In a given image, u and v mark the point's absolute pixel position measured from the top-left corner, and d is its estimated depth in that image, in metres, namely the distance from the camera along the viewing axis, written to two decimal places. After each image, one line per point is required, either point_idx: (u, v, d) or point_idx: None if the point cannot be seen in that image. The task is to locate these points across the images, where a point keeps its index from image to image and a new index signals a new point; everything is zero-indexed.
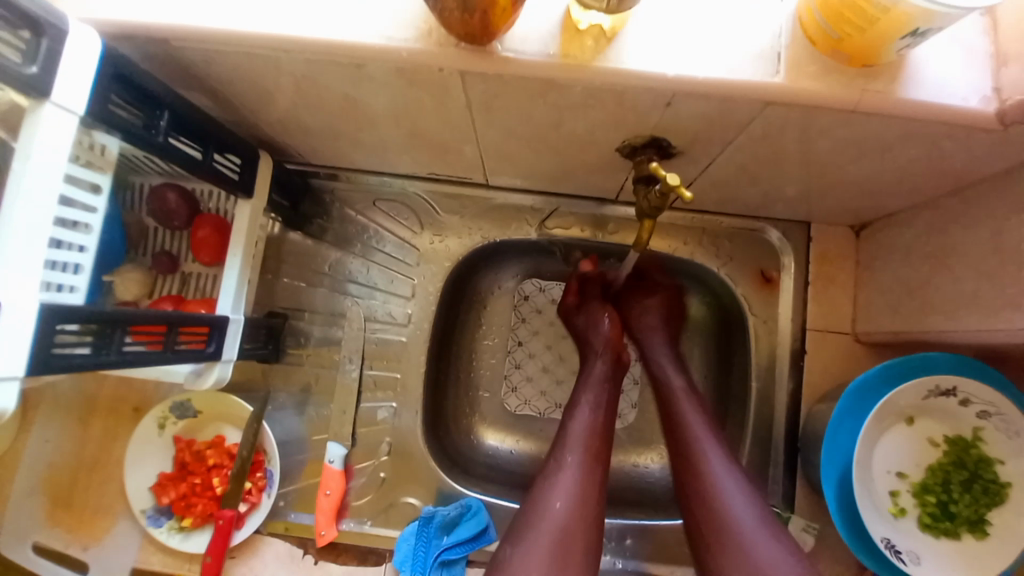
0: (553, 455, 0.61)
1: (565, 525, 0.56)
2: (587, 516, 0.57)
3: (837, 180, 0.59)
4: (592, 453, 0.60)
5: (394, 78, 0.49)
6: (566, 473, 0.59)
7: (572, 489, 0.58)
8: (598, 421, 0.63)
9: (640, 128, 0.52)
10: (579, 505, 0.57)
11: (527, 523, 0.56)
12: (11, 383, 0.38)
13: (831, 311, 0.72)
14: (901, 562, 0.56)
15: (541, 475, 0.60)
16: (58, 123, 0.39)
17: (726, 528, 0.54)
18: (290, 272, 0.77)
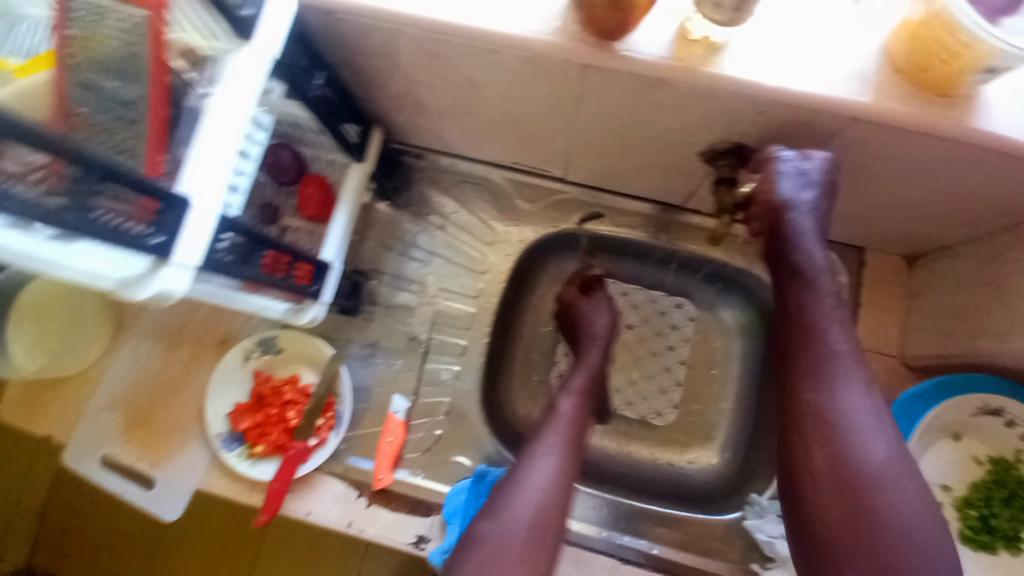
0: (541, 436, 0.65)
1: (542, 501, 0.59)
2: (560, 500, 0.60)
3: (900, 204, 0.64)
4: (573, 437, 0.66)
5: (521, 66, 0.56)
6: (552, 454, 0.63)
7: (554, 467, 0.62)
8: (581, 404, 0.70)
9: (728, 133, 0.58)
10: (556, 483, 0.61)
11: (509, 492, 0.59)
12: (185, 270, 0.44)
13: (880, 332, 0.75)
14: None
15: (525, 452, 0.64)
16: (256, 59, 0.46)
17: (827, 413, 0.53)
18: (376, 238, 0.85)
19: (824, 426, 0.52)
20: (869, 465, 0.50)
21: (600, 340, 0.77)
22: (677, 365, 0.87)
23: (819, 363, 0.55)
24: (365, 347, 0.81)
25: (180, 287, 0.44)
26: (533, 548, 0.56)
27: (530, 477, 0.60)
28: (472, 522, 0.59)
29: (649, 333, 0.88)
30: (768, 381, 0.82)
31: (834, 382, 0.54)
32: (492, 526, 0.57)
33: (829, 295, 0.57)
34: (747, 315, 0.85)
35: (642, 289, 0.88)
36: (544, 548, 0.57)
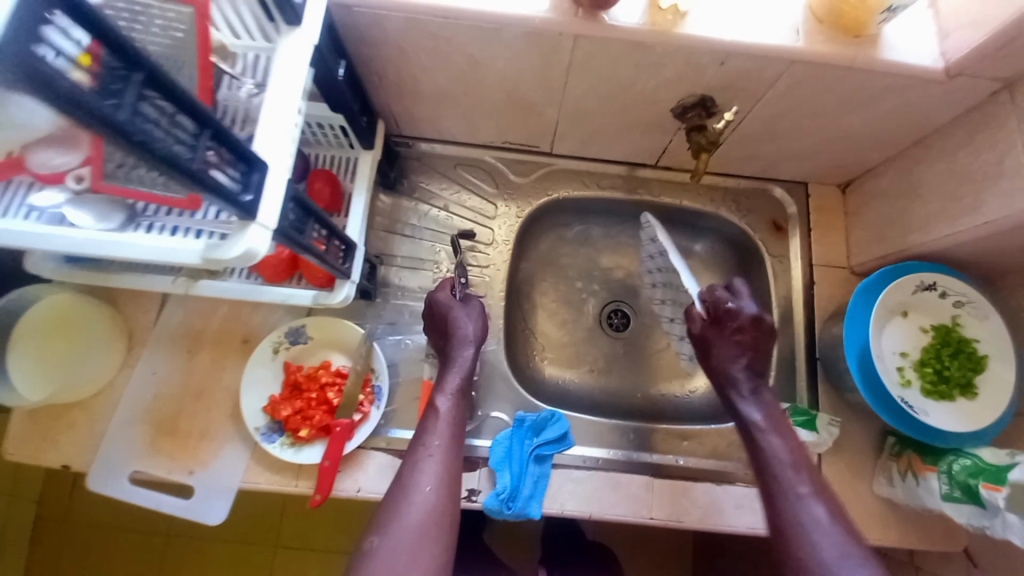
0: (422, 441, 0.70)
1: (433, 505, 0.65)
2: (450, 495, 0.67)
3: (833, 134, 0.79)
4: (454, 438, 0.71)
5: (521, 43, 0.65)
6: (433, 457, 0.68)
7: (437, 473, 0.67)
8: (459, 403, 0.75)
9: (694, 86, 0.71)
10: (443, 485, 0.67)
11: (394, 510, 0.64)
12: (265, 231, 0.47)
13: (831, 248, 0.89)
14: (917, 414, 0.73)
15: (410, 460, 0.69)
16: (305, 41, 0.52)
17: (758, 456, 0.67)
18: (384, 226, 0.90)
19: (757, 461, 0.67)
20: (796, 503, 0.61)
21: (466, 339, 0.78)
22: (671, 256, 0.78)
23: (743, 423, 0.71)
24: (389, 325, 0.86)
25: (264, 245, 0.46)
26: (427, 545, 0.62)
27: (416, 489, 0.66)
28: (365, 539, 0.64)
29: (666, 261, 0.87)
30: None
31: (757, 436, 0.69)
32: (386, 539, 0.62)
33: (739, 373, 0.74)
34: (721, 255, 0.98)
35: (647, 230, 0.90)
36: (431, 544, 0.62)
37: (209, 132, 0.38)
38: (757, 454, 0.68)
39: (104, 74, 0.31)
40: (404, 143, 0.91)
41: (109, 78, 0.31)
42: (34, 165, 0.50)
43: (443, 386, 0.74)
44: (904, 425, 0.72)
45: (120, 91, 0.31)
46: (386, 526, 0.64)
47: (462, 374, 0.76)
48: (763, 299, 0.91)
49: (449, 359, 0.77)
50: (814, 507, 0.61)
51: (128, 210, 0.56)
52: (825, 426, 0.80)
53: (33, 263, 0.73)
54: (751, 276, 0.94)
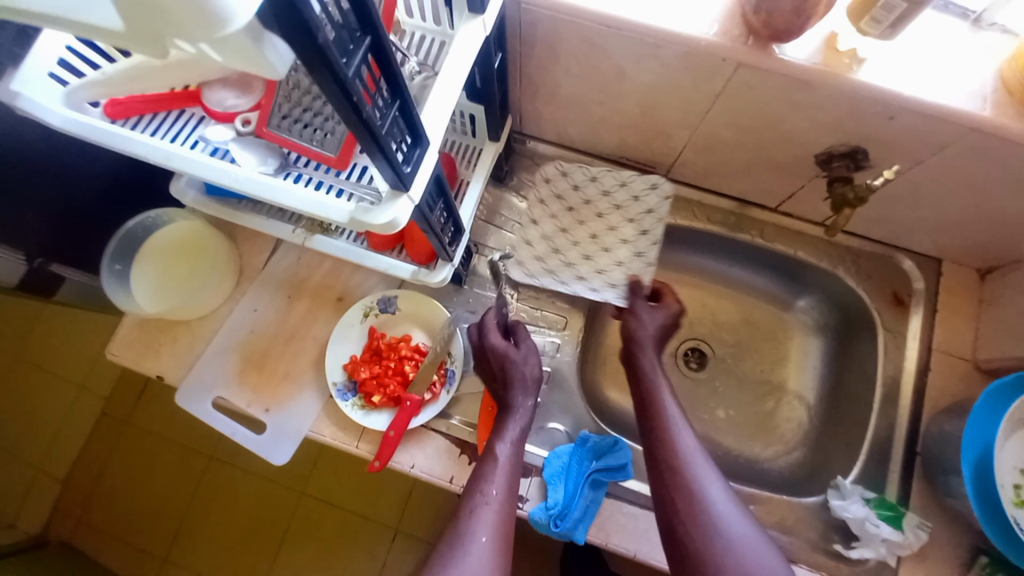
0: (478, 488, 0.66)
1: (490, 554, 0.62)
2: (504, 543, 0.64)
3: (993, 215, 0.71)
4: (511, 486, 0.67)
5: (677, 62, 0.64)
6: (489, 508, 0.64)
7: (493, 525, 0.64)
8: (517, 453, 0.70)
9: (849, 136, 0.66)
10: (500, 535, 0.64)
11: (452, 562, 0.61)
12: (403, 201, 0.48)
13: (955, 335, 0.81)
14: None
15: (464, 509, 0.65)
16: (477, 30, 0.53)
17: (657, 426, 0.70)
18: (485, 218, 0.91)
19: (652, 425, 0.70)
20: (690, 470, 0.65)
21: (527, 388, 0.75)
22: (645, 247, 0.87)
23: (645, 400, 0.73)
24: (470, 313, 0.86)
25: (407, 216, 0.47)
26: None
27: (474, 544, 0.62)
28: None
29: (610, 212, 0.89)
30: (844, 378, 0.88)
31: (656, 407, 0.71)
32: None
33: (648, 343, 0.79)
34: (816, 313, 0.94)
35: (612, 173, 0.88)
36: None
37: (399, 101, 0.41)
38: (655, 421, 0.70)
39: (343, 31, 0.34)
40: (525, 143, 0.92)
41: (348, 36, 0.34)
42: (209, 102, 0.57)
43: (501, 432, 0.71)
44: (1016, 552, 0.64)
45: (352, 48, 0.34)
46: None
47: (521, 424, 0.73)
48: (864, 373, 0.84)
49: (504, 402, 0.74)
50: (717, 491, 0.64)
51: (279, 161, 0.59)
52: (913, 528, 0.72)
53: (177, 188, 0.80)
54: (856, 346, 0.87)
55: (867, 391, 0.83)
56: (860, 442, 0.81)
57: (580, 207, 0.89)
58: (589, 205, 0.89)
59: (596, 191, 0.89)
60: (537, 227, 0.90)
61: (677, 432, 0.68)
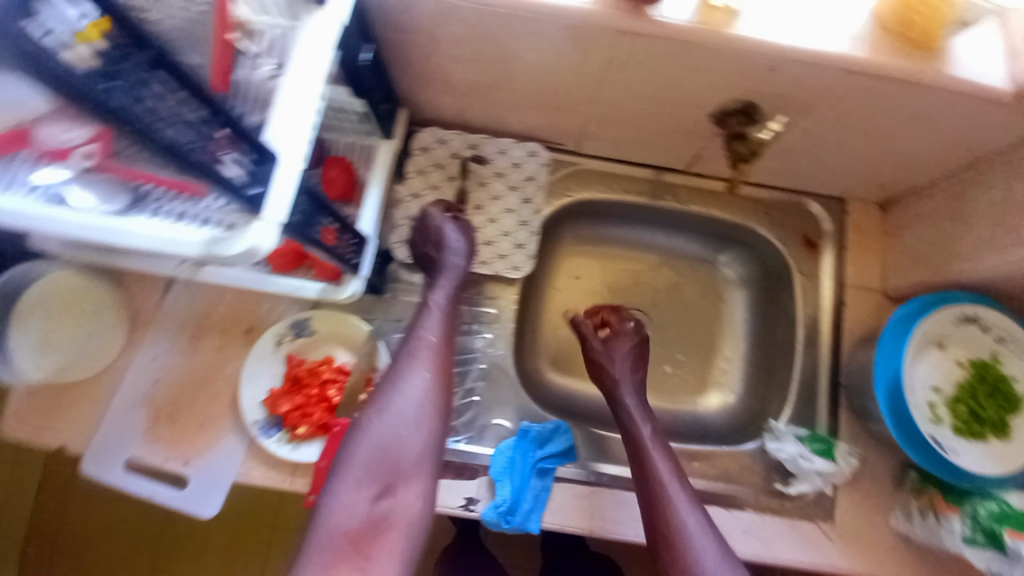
0: (416, 331, 0.69)
1: (426, 390, 0.65)
2: (443, 383, 0.66)
3: (883, 152, 0.74)
4: (446, 332, 0.70)
5: (558, 35, 0.61)
6: (425, 345, 0.67)
7: (430, 360, 0.67)
8: (454, 299, 0.73)
9: (738, 92, 0.66)
10: (436, 382, 0.66)
11: (387, 392, 0.63)
12: (267, 225, 0.43)
13: (864, 270, 0.85)
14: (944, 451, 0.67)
15: (403, 350, 0.68)
16: (323, 25, 0.50)
17: (637, 462, 0.69)
18: (391, 219, 0.83)
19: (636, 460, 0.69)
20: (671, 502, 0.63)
21: (460, 251, 0.75)
22: (528, 215, 0.85)
23: (626, 436, 0.73)
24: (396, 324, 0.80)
25: (267, 242, 0.43)
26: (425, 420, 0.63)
27: (410, 379, 0.65)
28: (357, 416, 0.62)
29: (492, 181, 0.85)
30: (770, 325, 0.91)
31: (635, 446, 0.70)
32: (383, 412, 0.62)
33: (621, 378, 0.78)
34: (738, 268, 0.96)
35: (492, 141, 0.85)
36: (428, 422, 0.63)
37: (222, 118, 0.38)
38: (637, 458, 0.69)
39: (110, 54, 0.33)
40: (419, 130, 0.84)
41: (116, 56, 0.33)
42: (41, 137, 0.45)
43: (434, 284, 0.73)
44: (935, 466, 0.66)
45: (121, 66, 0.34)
46: (382, 401, 0.63)
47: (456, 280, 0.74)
48: (787, 318, 0.87)
49: (439, 262, 0.74)
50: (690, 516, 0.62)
51: (133, 195, 0.50)
52: (843, 456, 0.77)
53: (39, 240, 0.70)
54: (776, 293, 0.90)
55: (790, 335, 0.86)
56: (790, 383, 0.84)
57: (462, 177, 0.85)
58: (470, 174, 0.85)
59: (476, 161, 0.85)
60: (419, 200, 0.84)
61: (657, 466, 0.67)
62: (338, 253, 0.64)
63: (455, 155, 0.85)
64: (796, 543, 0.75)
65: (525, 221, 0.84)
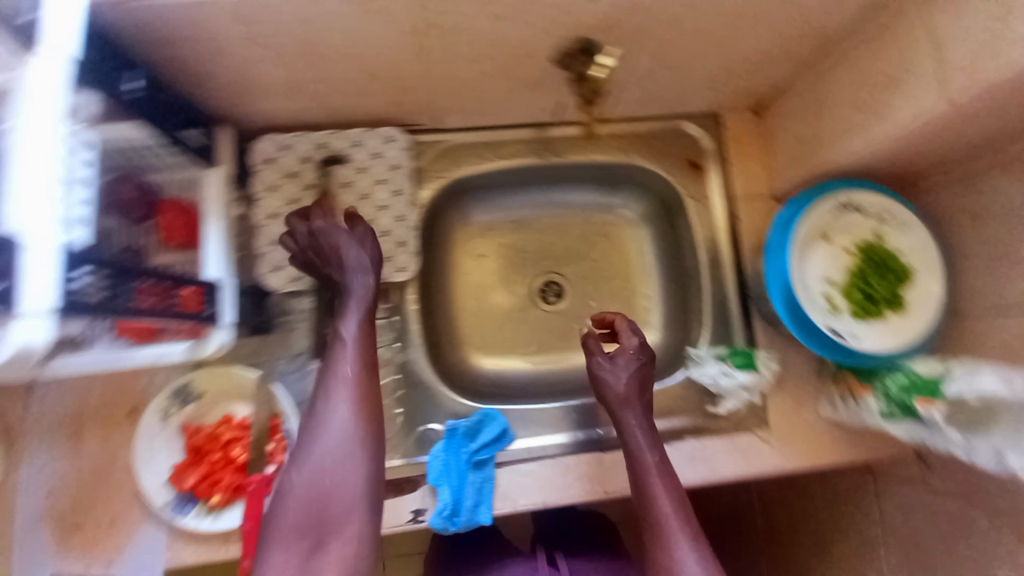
0: (331, 369, 0.61)
1: (347, 432, 0.58)
2: (371, 425, 0.59)
3: (735, 58, 0.71)
4: (366, 365, 0.62)
5: (350, 10, 0.54)
6: (343, 388, 0.60)
7: (348, 400, 0.59)
8: (367, 321, 0.65)
9: (570, 29, 0.61)
10: (359, 420, 0.59)
11: (306, 441, 0.57)
12: (41, 317, 0.40)
13: (752, 178, 0.84)
14: (843, 339, 0.67)
15: (319, 391, 0.61)
16: (44, 66, 0.42)
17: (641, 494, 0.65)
18: (254, 249, 0.73)
19: (638, 492, 0.66)
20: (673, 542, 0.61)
21: (362, 268, 0.67)
22: (404, 208, 0.78)
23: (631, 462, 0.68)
24: (293, 360, 0.73)
25: (36, 337, 0.40)
26: (348, 464, 0.57)
27: (328, 423, 0.58)
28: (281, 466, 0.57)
29: (355, 180, 0.77)
30: (677, 254, 0.90)
31: (641, 476, 0.66)
32: (303, 463, 0.57)
33: (622, 396, 0.72)
34: (637, 206, 0.94)
35: (342, 135, 0.76)
36: (356, 462, 0.57)
37: None
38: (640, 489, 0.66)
39: None
40: (256, 143, 0.74)
41: None
42: None
43: (345, 311, 0.65)
44: (835, 354, 0.67)
45: None
46: (300, 456, 0.57)
47: (365, 301, 0.66)
48: (690, 244, 0.86)
49: (344, 285, 0.66)
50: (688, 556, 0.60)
51: None
52: (764, 363, 0.78)
53: None
54: (674, 221, 0.89)
55: (695, 260, 0.85)
56: (703, 308, 0.84)
57: (321, 182, 0.76)
58: (328, 178, 0.76)
59: (331, 161, 0.76)
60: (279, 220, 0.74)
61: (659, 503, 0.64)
62: (178, 304, 0.59)
63: (306, 161, 0.75)
64: (739, 459, 0.76)
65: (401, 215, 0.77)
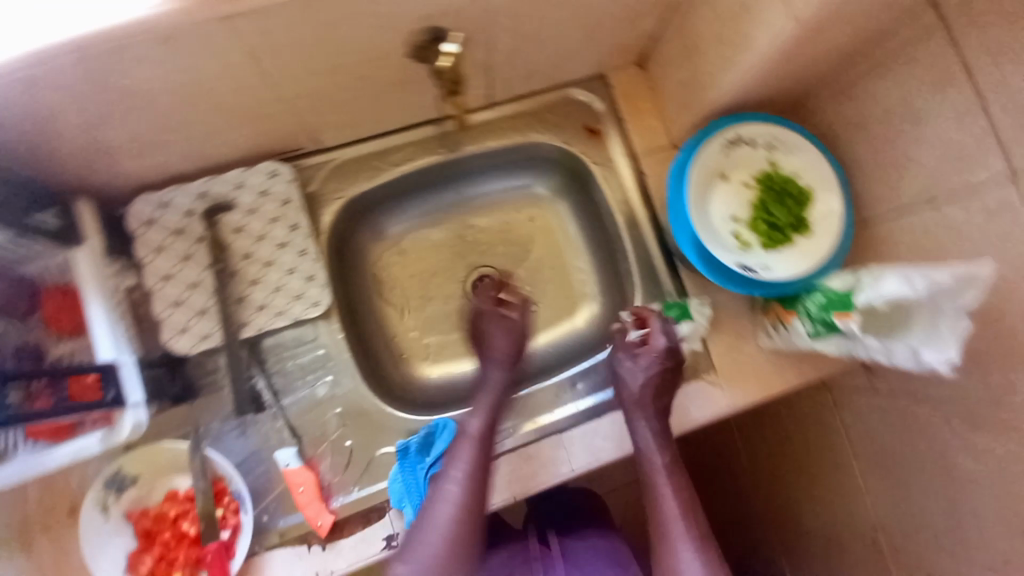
0: (447, 464, 0.66)
1: (450, 528, 0.62)
2: (469, 521, 0.63)
3: (600, 17, 0.69)
4: (481, 461, 0.66)
5: (163, 50, 0.50)
6: (452, 484, 0.64)
7: (456, 497, 0.64)
8: (489, 419, 0.71)
9: (412, 22, 0.58)
10: (465, 516, 0.63)
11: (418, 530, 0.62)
12: None
13: (651, 132, 0.83)
14: (755, 272, 0.69)
15: (433, 484, 0.66)
16: None
17: (651, 496, 0.72)
18: (154, 319, 0.69)
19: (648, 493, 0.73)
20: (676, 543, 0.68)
21: (501, 359, 0.78)
22: (304, 241, 0.74)
23: (641, 463, 0.73)
24: (225, 420, 0.70)
25: None
26: (449, 561, 0.61)
27: (434, 514, 0.63)
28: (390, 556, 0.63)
29: (247, 223, 0.73)
30: (598, 222, 0.89)
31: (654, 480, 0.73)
32: (407, 555, 0.61)
33: (637, 398, 0.73)
34: (550, 182, 0.92)
35: (220, 180, 0.72)
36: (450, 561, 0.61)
37: None
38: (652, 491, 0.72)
39: None
40: (130, 207, 0.70)
41: None
42: None
43: (477, 406, 0.72)
44: (748, 286, 0.69)
45: None
46: (410, 550, 0.62)
47: (494, 396, 0.74)
48: (606, 210, 0.85)
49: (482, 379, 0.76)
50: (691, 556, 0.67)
51: None
52: (697, 311, 0.78)
53: None
54: (587, 190, 0.88)
55: (615, 224, 0.84)
56: (631, 271, 0.84)
57: (211, 233, 0.72)
58: (218, 227, 0.73)
59: (217, 210, 0.73)
60: (177, 282, 0.70)
61: (668, 510, 0.70)
62: (67, 398, 0.57)
63: (191, 214, 0.71)
64: (693, 408, 0.77)
65: (304, 248, 0.74)
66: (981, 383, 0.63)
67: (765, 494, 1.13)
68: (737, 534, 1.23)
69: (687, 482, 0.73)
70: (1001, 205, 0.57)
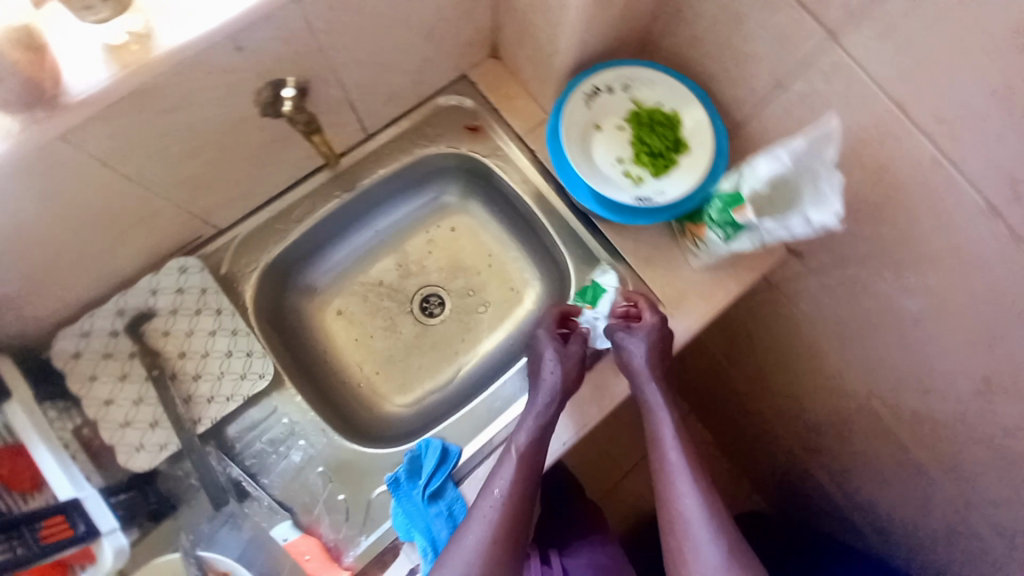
0: (487, 489, 0.67)
1: (483, 551, 0.63)
2: (502, 542, 0.64)
3: (434, 24, 0.73)
4: (524, 473, 0.67)
5: (19, 184, 0.52)
6: (494, 506, 0.65)
7: (489, 521, 0.65)
8: (534, 441, 0.69)
9: (252, 83, 0.61)
10: (498, 538, 0.64)
11: (450, 551, 0.64)
12: None
13: (526, 110, 0.86)
14: (649, 201, 0.74)
15: (472, 508, 0.67)
16: None
17: (659, 451, 0.73)
18: (109, 446, 0.69)
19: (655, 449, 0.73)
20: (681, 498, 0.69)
21: (551, 387, 0.71)
22: (233, 321, 0.75)
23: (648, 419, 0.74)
24: (215, 519, 0.70)
25: None
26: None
27: (467, 538, 0.64)
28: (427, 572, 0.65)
29: (171, 323, 0.74)
30: (510, 209, 0.91)
31: (659, 436, 0.73)
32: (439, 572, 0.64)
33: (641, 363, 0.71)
34: (455, 189, 0.95)
35: (132, 292, 0.73)
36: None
37: None
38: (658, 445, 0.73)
39: None
40: (52, 347, 0.70)
41: None
42: None
43: (524, 424, 0.70)
44: (648, 215, 0.74)
45: None
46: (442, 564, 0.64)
47: (542, 417, 0.70)
48: (512, 194, 0.88)
49: (535, 387, 0.72)
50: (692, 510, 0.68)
51: None
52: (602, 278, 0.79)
53: None
54: (489, 184, 0.91)
55: (524, 204, 0.87)
56: (553, 239, 0.86)
57: (138, 345, 0.72)
58: (144, 338, 0.73)
59: (139, 321, 0.73)
60: (121, 404, 0.70)
61: (674, 468, 0.71)
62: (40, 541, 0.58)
63: (113, 334, 0.72)
64: None
65: (235, 329, 0.75)
66: (885, 224, 0.67)
67: (766, 408, 1.14)
68: (760, 452, 1.24)
69: (691, 437, 0.74)
70: (829, 63, 0.62)
